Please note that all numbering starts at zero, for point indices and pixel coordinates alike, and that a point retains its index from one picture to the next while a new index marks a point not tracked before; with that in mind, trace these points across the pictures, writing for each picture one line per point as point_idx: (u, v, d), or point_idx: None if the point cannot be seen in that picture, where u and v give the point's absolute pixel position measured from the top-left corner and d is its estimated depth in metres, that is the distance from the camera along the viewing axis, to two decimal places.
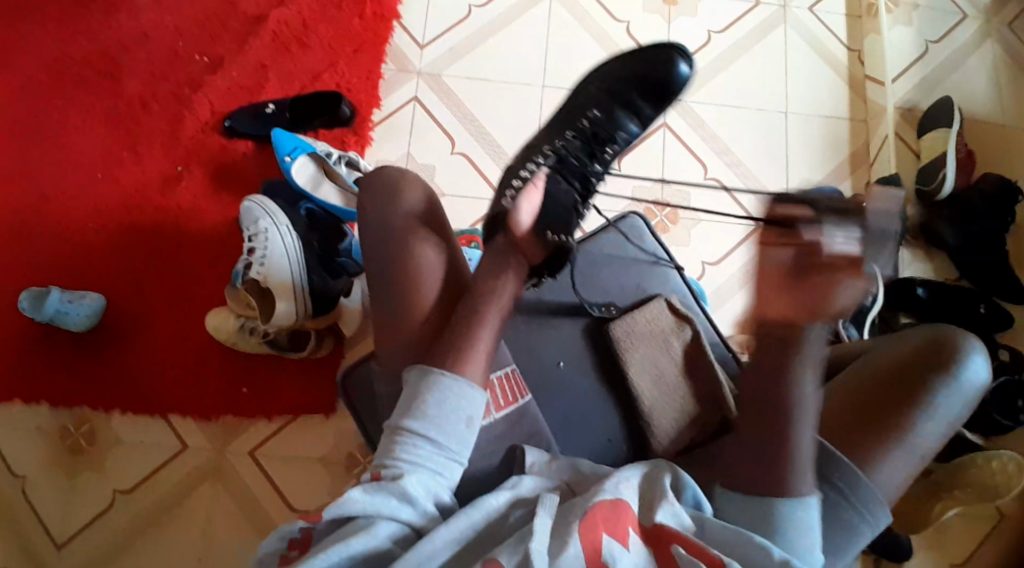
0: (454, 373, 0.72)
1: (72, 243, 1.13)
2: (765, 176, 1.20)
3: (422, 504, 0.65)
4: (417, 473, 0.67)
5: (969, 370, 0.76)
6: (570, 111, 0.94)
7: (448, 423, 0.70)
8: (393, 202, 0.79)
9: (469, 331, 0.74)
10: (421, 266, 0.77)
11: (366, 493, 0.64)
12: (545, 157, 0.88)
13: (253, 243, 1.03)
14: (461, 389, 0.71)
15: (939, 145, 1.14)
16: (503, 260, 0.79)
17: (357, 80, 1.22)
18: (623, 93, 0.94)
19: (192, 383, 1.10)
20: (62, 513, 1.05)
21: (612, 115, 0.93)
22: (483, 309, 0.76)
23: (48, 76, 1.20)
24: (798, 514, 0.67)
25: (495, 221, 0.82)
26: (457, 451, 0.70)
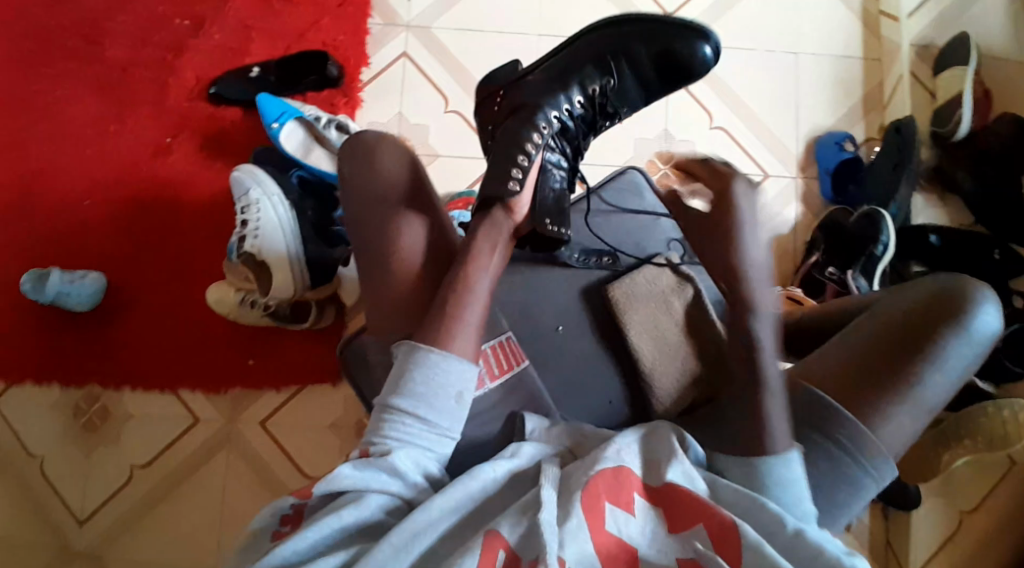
0: (442, 350, 0.69)
1: (68, 222, 1.12)
2: (772, 122, 1.15)
3: (411, 477, 0.65)
4: (405, 448, 0.66)
5: (981, 322, 0.74)
6: (571, 68, 0.84)
7: (437, 396, 0.68)
8: (373, 167, 0.78)
9: (459, 296, 0.72)
10: (403, 233, 0.76)
11: (356, 469, 0.64)
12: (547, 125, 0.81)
13: (245, 214, 1.01)
14: (450, 364, 0.68)
15: (955, 85, 1.08)
16: (498, 232, 0.76)
17: (344, 38, 1.18)
18: (633, 55, 0.86)
19: (199, 357, 1.10)
20: (83, 488, 1.07)
21: (621, 83, 0.86)
22: (470, 272, 0.73)
23: (28, 48, 1.16)
24: (777, 469, 0.67)
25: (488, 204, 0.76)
26: (447, 424, 0.68)
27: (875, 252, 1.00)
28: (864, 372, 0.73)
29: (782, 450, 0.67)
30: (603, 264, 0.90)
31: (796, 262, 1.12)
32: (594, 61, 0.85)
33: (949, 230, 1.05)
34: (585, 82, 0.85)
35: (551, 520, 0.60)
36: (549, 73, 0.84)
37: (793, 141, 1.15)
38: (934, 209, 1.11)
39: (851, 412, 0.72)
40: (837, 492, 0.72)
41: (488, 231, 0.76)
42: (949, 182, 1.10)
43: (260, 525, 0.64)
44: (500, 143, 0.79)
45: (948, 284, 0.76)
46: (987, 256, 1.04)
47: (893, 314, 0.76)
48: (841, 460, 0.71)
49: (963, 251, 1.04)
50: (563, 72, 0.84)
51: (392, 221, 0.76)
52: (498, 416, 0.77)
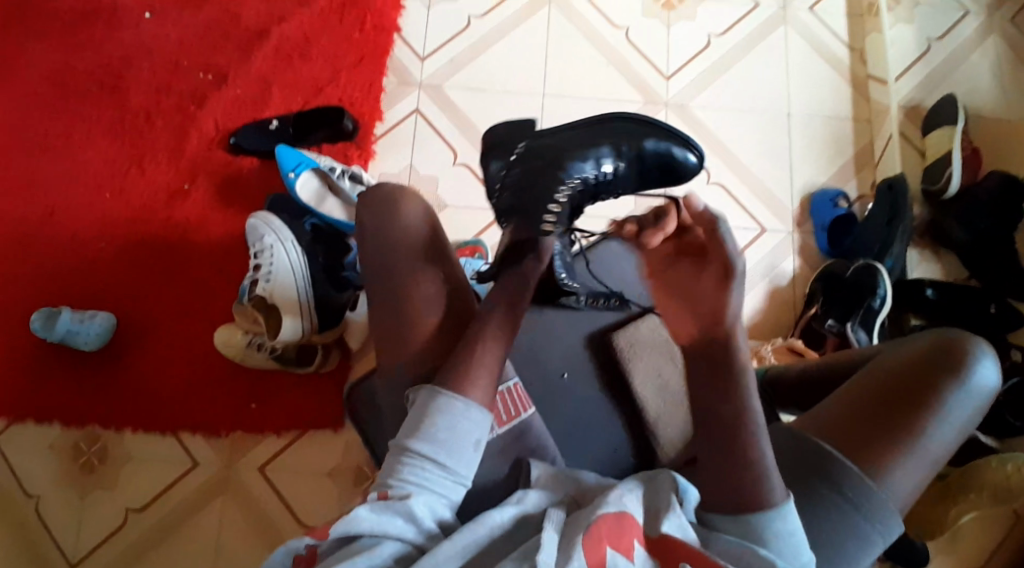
0: (463, 398, 0.70)
1: (81, 262, 1.14)
2: (769, 178, 1.19)
3: (426, 525, 0.65)
4: (423, 494, 0.66)
5: (980, 376, 0.76)
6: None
7: (458, 444, 0.69)
8: (395, 226, 0.79)
9: (473, 367, 0.72)
10: (422, 297, 0.76)
11: (373, 513, 0.64)
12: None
13: (259, 259, 1.06)
14: (470, 414, 0.70)
15: (944, 143, 1.13)
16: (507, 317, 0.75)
17: (359, 93, 1.23)
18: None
19: (202, 397, 1.11)
20: (76, 530, 1.06)
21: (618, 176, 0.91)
22: (481, 345, 0.73)
23: (56, 97, 1.22)
24: (775, 524, 0.65)
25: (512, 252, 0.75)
26: (464, 472, 0.69)
27: (872, 305, 1.02)
28: (869, 422, 0.74)
29: (777, 501, 0.66)
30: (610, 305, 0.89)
31: (796, 315, 1.14)
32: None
33: (944, 284, 1.07)
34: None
35: (551, 562, 0.60)
36: None
37: (788, 196, 1.19)
38: (928, 265, 1.13)
39: (855, 464, 0.72)
40: (842, 544, 0.71)
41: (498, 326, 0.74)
42: (942, 237, 1.12)
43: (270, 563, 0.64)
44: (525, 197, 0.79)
45: (944, 339, 0.77)
46: (983, 310, 1.05)
47: (895, 367, 0.77)
48: (845, 512, 0.71)
49: (957, 305, 1.06)
50: None
51: (413, 286, 0.76)
52: (506, 461, 0.78)
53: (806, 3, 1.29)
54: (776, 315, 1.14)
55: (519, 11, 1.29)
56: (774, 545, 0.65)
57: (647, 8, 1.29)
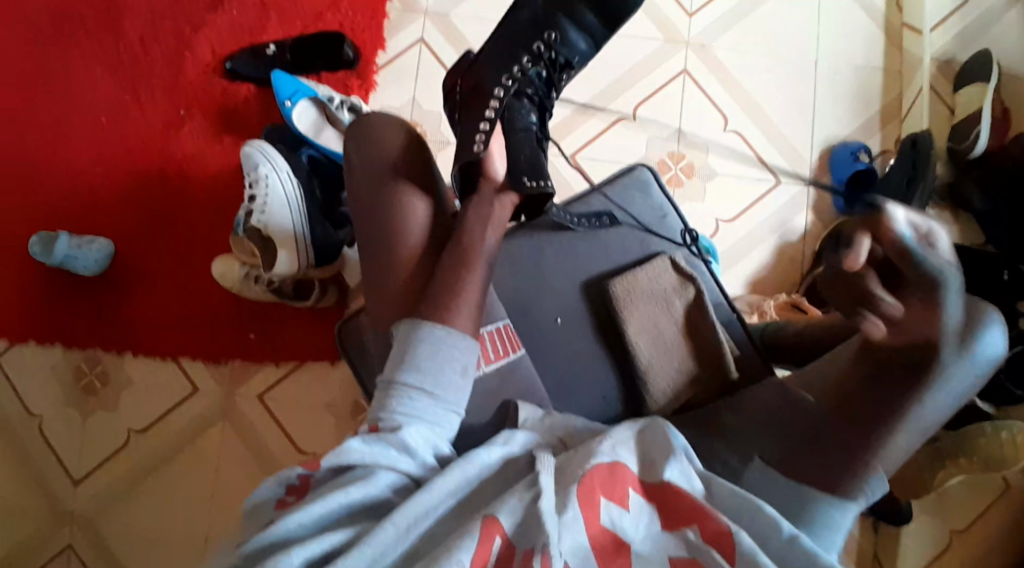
0: (445, 325, 0.70)
1: (78, 188, 1.13)
2: (788, 129, 1.14)
3: (422, 456, 0.65)
4: (416, 424, 0.66)
5: None
6: (521, 29, 0.86)
7: (444, 374, 0.69)
8: (375, 148, 0.78)
9: (458, 276, 0.73)
10: (408, 216, 0.76)
11: (365, 444, 0.64)
12: (508, 83, 0.84)
13: (253, 190, 1.01)
14: (454, 341, 0.70)
15: (975, 99, 1.07)
16: (489, 201, 0.79)
17: (362, 20, 1.17)
18: (574, 9, 0.87)
19: (200, 328, 1.11)
20: (78, 451, 1.08)
21: (566, 36, 0.87)
22: (471, 250, 0.75)
23: (47, 11, 1.17)
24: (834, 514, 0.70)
25: (468, 168, 0.80)
26: (453, 401, 0.69)
27: None
28: None
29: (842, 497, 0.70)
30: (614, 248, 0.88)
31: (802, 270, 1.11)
32: (536, 22, 0.86)
33: (959, 248, 1.03)
34: (529, 43, 0.86)
35: (549, 510, 0.59)
36: (504, 54, 0.85)
37: (807, 149, 1.14)
38: (945, 228, 1.10)
39: (847, 429, 0.71)
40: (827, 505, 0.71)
41: (481, 216, 0.78)
42: (961, 201, 1.08)
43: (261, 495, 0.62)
44: (466, 119, 0.82)
45: None
46: (996, 276, 1.02)
47: None
48: (836, 470, 0.71)
49: (971, 269, 1.02)
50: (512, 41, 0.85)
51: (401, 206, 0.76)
52: (493, 409, 0.77)
53: None
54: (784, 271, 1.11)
55: None
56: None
57: None
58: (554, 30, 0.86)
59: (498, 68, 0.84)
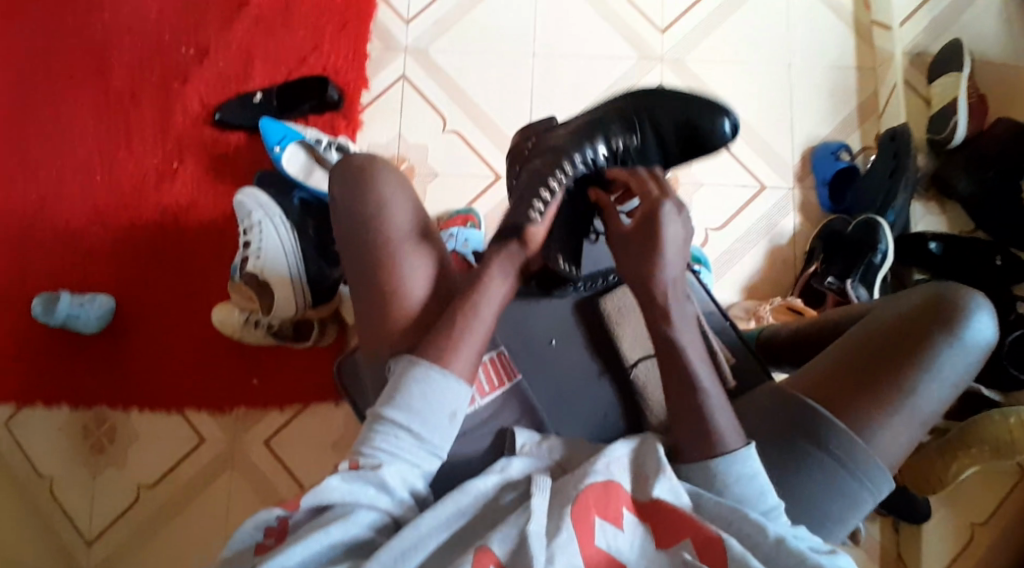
0: (441, 367, 0.70)
1: (76, 247, 1.15)
2: (769, 134, 1.16)
3: (399, 494, 0.65)
4: (396, 464, 0.66)
5: (974, 330, 0.72)
6: (608, 122, 0.83)
7: (431, 415, 0.69)
8: (374, 202, 0.77)
9: (459, 324, 0.72)
10: (406, 269, 0.75)
11: (345, 482, 0.64)
12: (573, 166, 0.80)
13: (248, 236, 1.04)
14: (446, 383, 0.69)
15: (950, 89, 1.08)
16: (516, 262, 0.77)
17: (344, 62, 1.20)
18: (661, 123, 0.84)
19: (203, 375, 1.12)
20: (89, 510, 1.09)
21: (645, 145, 0.84)
22: (474, 303, 0.73)
23: (39, 78, 1.21)
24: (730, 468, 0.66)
25: (512, 230, 0.77)
26: (437, 445, 0.69)
27: (872, 261, 1.01)
28: (854, 380, 0.72)
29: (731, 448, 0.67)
30: (610, 280, 0.88)
31: (795, 275, 1.12)
32: (621, 116, 0.84)
33: (950, 238, 1.04)
34: (610, 136, 0.83)
35: (540, 534, 0.60)
36: (584, 134, 0.82)
37: (788, 151, 1.15)
38: (932, 218, 1.10)
39: (841, 421, 0.71)
40: (824, 500, 0.72)
41: (503, 262, 0.76)
42: (945, 186, 1.09)
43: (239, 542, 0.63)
44: (525, 178, 0.80)
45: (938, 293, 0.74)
46: (989, 263, 1.02)
47: (883, 324, 0.74)
48: (830, 468, 0.71)
49: (962, 257, 1.03)
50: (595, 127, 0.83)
51: (399, 256, 0.75)
52: (489, 431, 0.78)
53: None
54: (776, 274, 1.12)
55: None
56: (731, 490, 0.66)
57: None
58: (636, 135, 0.83)
59: (574, 148, 0.81)
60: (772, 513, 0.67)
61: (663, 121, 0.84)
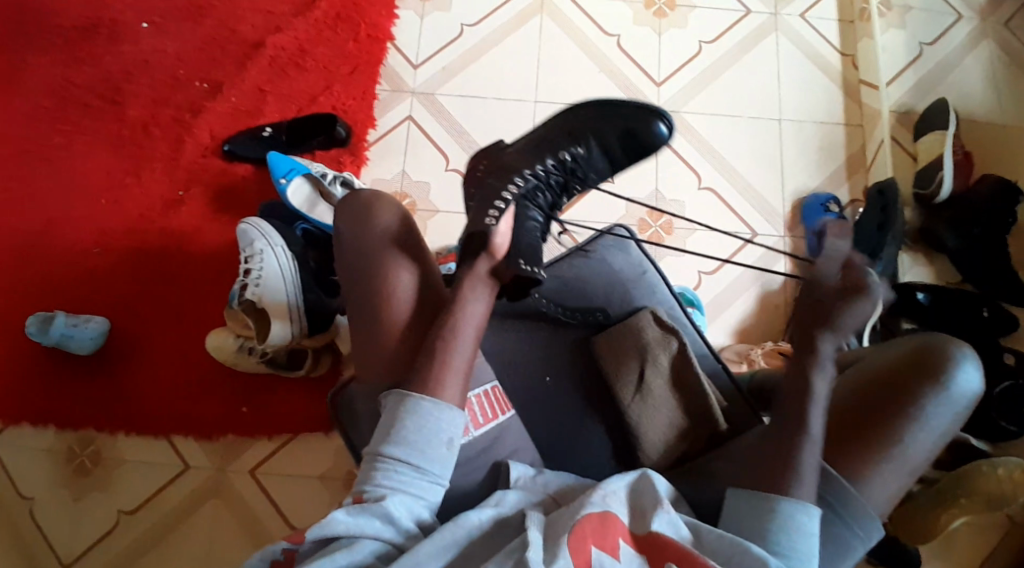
0: (432, 398, 0.70)
1: (78, 268, 1.16)
2: (762, 185, 1.19)
3: (405, 525, 0.65)
4: (399, 496, 0.66)
5: (961, 380, 0.71)
6: (547, 139, 0.88)
7: (430, 446, 0.69)
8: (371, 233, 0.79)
9: (444, 349, 0.73)
10: (399, 297, 0.77)
11: (349, 515, 0.64)
12: (523, 179, 0.84)
13: (249, 264, 1.04)
14: (440, 413, 0.70)
15: (936, 146, 1.13)
16: (482, 280, 0.77)
17: (353, 101, 1.25)
18: (602, 134, 0.88)
19: (194, 401, 1.11)
20: (68, 534, 1.06)
21: (590, 154, 0.88)
22: (456, 324, 0.74)
23: (56, 105, 1.24)
24: (795, 516, 0.66)
25: (471, 238, 0.79)
26: (439, 473, 0.69)
27: (865, 310, 1.00)
28: (845, 428, 0.72)
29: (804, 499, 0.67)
30: (595, 320, 0.88)
31: (787, 319, 1.14)
32: (564, 131, 0.88)
33: (937, 289, 1.05)
34: (557, 149, 0.87)
35: (538, 560, 0.59)
36: (528, 153, 0.86)
37: (779, 201, 1.19)
38: (920, 269, 1.13)
39: (833, 470, 0.71)
40: (822, 549, 0.71)
41: (472, 280, 0.77)
42: (934, 242, 1.11)
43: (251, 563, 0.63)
44: (477, 196, 0.83)
45: (922, 341, 0.73)
46: (976, 313, 1.04)
47: (869, 375, 0.74)
48: (826, 518, 0.70)
49: (955, 307, 1.04)
50: (538, 143, 0.87)
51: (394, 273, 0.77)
52: (483, 463, 0.76)
53: (798, 10, 1.29)
54: (769, 320, 1.13)
55: (510, 21, 1.30)
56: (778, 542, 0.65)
57: (638, 16, 1.29)
58: (580, 146, 0.87)
59: (523, 164, 0.85)
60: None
61: (607, 132, 0.88)
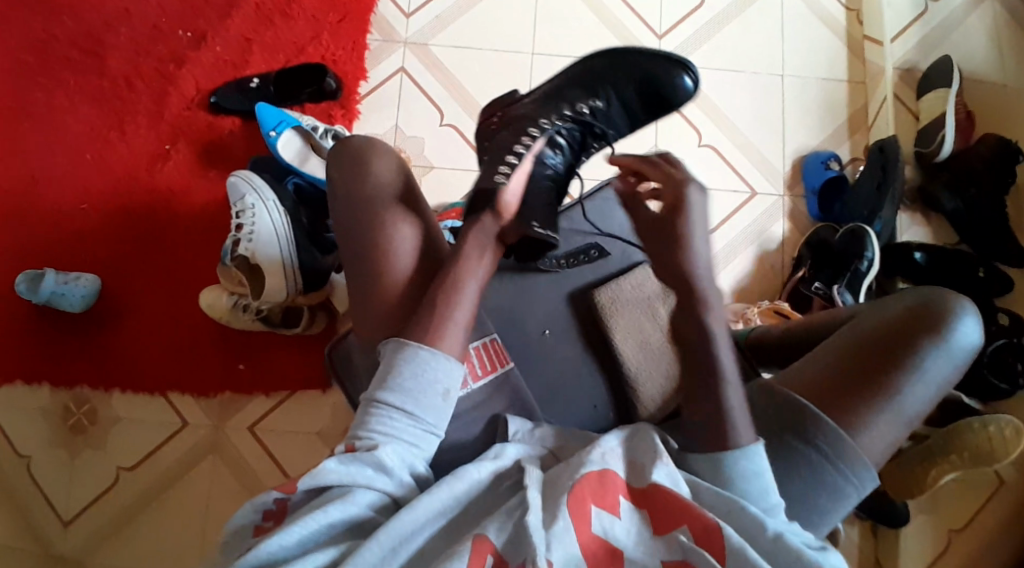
0: (430, 347, 0.69)
1: (66, 226, 1.14)
2: (761, 144, 1.18)
3: (399, 475, 0.65)
4: (392, 444, 0.65)
5: (960, 335, 0.73)
6: (564, 91, 0.89)
7: (424, 394, 0.68)
8: (369, 184, 0.77)
9: (442, 299, 0.72)
10: (399, 251, 0.75)
11: (340, 464, 0.63)
12: (552, 124, 0.85)
13: (241, 219, 1.02)
14: (437, 361, 0.69)
15: (938, 106, 1.12)
16: (488, 238, 0.75)
17: (343, 52, 1.21)
18: (626, 95, 0.89)
19: (188, 359, 1.11)
20: (67, 492, 1.07)
21: (609, 109, 0.89)
22: (462, 283, 0.73)
23: (33, 55, 1.20)
24: (740, 464, 0.66)
25: (480, 196, 0.76)
26: (434, 423, 0.68)
27: (859, 269, 1.02)
28: (843, 377, 0.73)
29: (744, 443, 0.67)
30: (587, 257, 0.88)
31: (783, 278, 1.14)
32: (583, 84, 0.89)
33: (934, 248, 1.06)
34: (574, 103, 0.88)
35: (538, 524, 0.59)
36: (543, 107, 0.87)
37: (780, 160, 1.18)
38: (918, 229, 1.13)
39: (832, 419, 0.71)
40: (818, 499, 0.71)
41: (477, 236, 0.75)
42: (932, 203, 1.11)
43: (237, 524, 0.62)
44: (493, 150, 0.82)
45: (925, 298, 0.75)
46: (972, 274, 1.05)
47: (868, 331, 0.75)
48: (819, 464, 0.71)
49: (953, 267, 1.05)
50: (556, 94, 0.88)
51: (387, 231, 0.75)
52: (481, 417, 0.76)
53: None
54: (765, 279, 1.14)
55: None
56: (747, 492, 0.66)
57: None
58: (598, 99, 0.88)
59: (540, 115, 0.86)
60: (773, 511, 0.66)
61: (627, 93, 0.90)
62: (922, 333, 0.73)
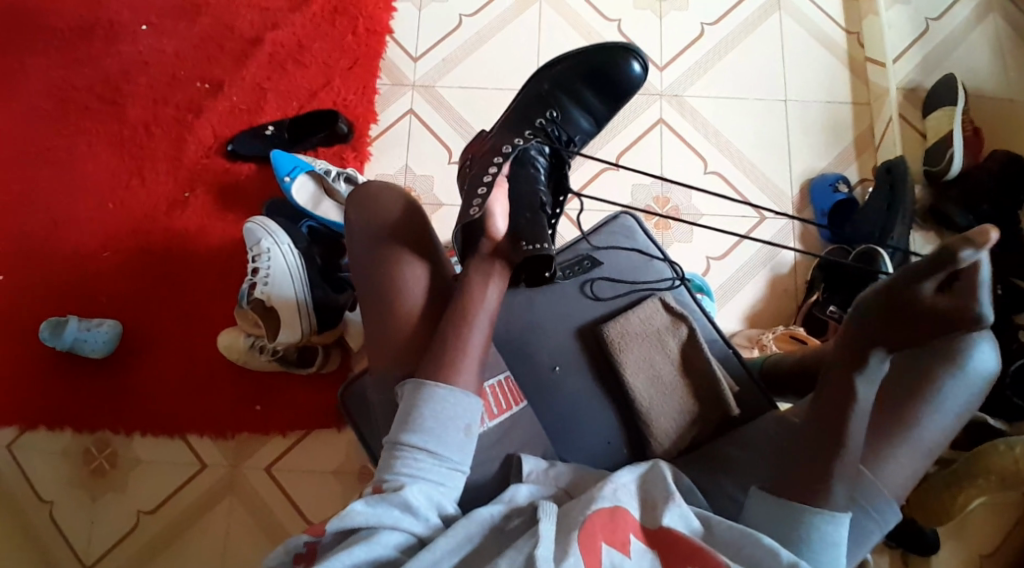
0: (447, 385, 0.70)
1: (88, 273, 1.17)
2: (769, 169, 1.19)
3: (426, 515, 0.64)
4: (419, 484, 0.66)
5: (975, 359, 0.71)
6: (522, 112, 0.90)
7: (446, 432, 0.68)
8: (379, 221, 0.79)
9: (458, 344, 0.72)
10: (409, 286, 0.77)
11: (368, 505, 0.63)
12: (514, 146, 0.86)
13: (257, 262, 1.04)
14: (457, 398, 0.70)
15: (945, 123, 1.12)
16: (488, 262, 0.77)
17: (354, 97, 1.24)
18: (578, 90, 0.91)
19: (208, 401, 1.12)
20: (87, 536, 1.08)
21: (568, 113, 0.91)
22: (471, 310, 0.74)
23: (60, 110, 1.25)
24: (826, 528, 0.65)
25: (470, 231, 0.78)
26: (459, 460, 0.69)
27: None
28: None
29: (837, 509, 0.66)
30: (585, 268, 0.89)
31: (796, 302, 1.13)
32: (540, 99, 0.90)
33: None
34: (532, 118, 0.89)
35: (548, 558, 0.58)
36: (505, 133, 0.88)
37: (787, 182, 1.18)
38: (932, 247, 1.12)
39: None
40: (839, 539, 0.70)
41: (480, 271, 0.77)
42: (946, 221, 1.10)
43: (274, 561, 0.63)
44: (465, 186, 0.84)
45: None
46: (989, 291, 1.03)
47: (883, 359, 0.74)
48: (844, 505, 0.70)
49: None
50: (516, 121, 0.89)
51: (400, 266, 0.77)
52: (495, 456, 0.76)
53: None
54: (777, 302, 1.13)
55: (510, 8, 1.29)
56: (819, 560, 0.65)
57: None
58: (557, 109, 0.90)
59: (503, 141, 0.87)
60: None
61: (584, 98, 0.91)
62: (933, 359, 0.71)
